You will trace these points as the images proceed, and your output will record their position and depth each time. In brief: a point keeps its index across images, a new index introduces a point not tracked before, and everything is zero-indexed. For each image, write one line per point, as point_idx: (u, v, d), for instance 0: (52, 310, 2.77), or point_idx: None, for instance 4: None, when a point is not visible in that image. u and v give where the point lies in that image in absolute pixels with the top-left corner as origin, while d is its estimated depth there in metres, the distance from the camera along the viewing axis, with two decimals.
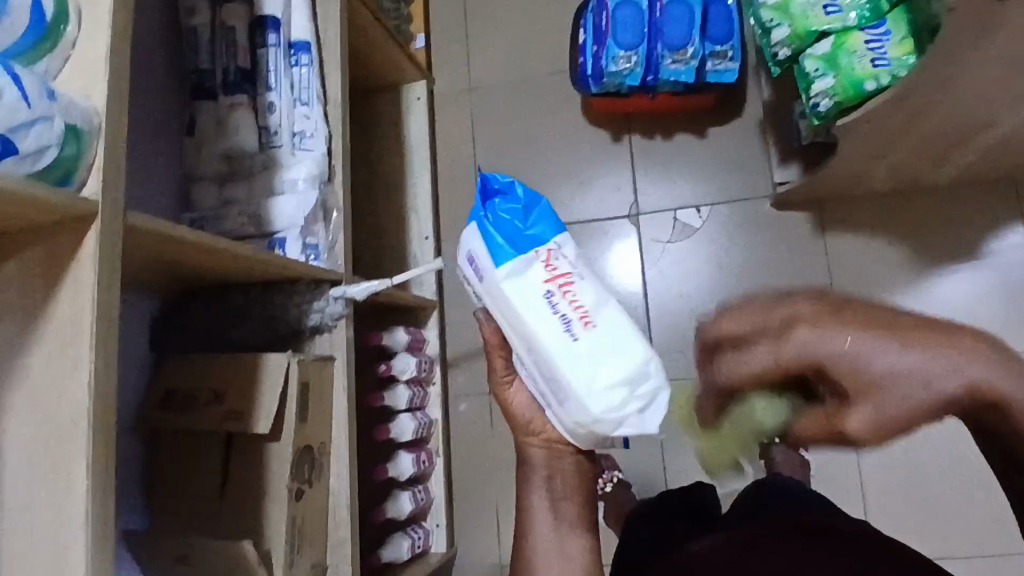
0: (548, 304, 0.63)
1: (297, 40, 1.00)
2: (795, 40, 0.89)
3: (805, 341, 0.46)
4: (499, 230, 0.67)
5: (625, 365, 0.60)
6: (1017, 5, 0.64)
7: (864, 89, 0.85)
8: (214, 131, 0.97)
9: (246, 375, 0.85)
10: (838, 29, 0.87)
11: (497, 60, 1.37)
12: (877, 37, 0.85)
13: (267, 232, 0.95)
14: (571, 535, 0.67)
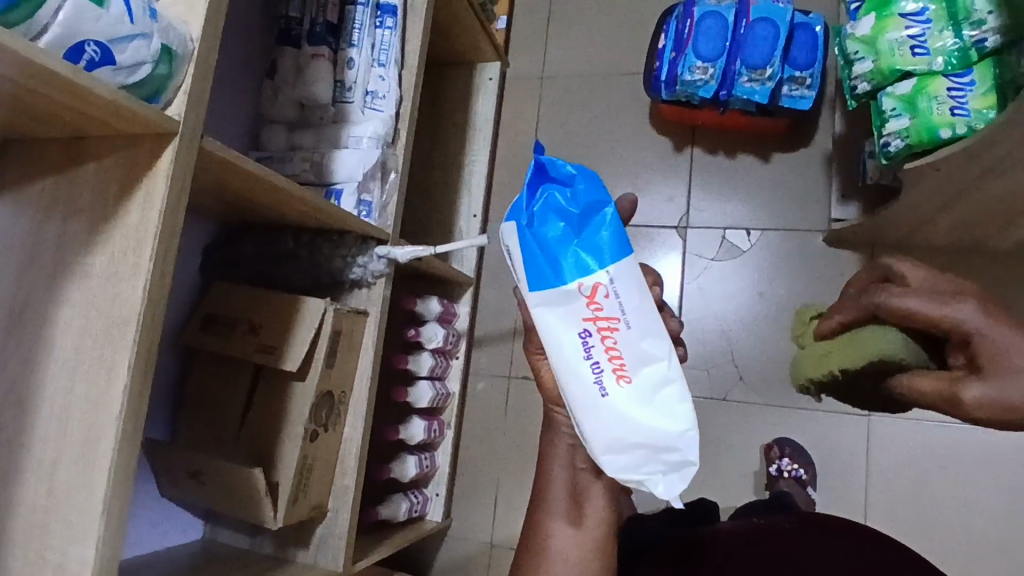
0: (582, 347, 0.60)
1: (385, 3, 1.02)
2: (877, 77, 0.88)
3: (974, 315, 0.52)
4: (539, 240, 0.61)
5: (657, 433, 0.59)
6: None
7: (938, 136, 0.83)
8: (292, 78, 1.00)
9: (284, 315, 0.88)
10: (922, 72, 0.85)
11: (574, 53, 1.38)
12: (960, 85, 0.83)
13: (326, 181, 0.98)
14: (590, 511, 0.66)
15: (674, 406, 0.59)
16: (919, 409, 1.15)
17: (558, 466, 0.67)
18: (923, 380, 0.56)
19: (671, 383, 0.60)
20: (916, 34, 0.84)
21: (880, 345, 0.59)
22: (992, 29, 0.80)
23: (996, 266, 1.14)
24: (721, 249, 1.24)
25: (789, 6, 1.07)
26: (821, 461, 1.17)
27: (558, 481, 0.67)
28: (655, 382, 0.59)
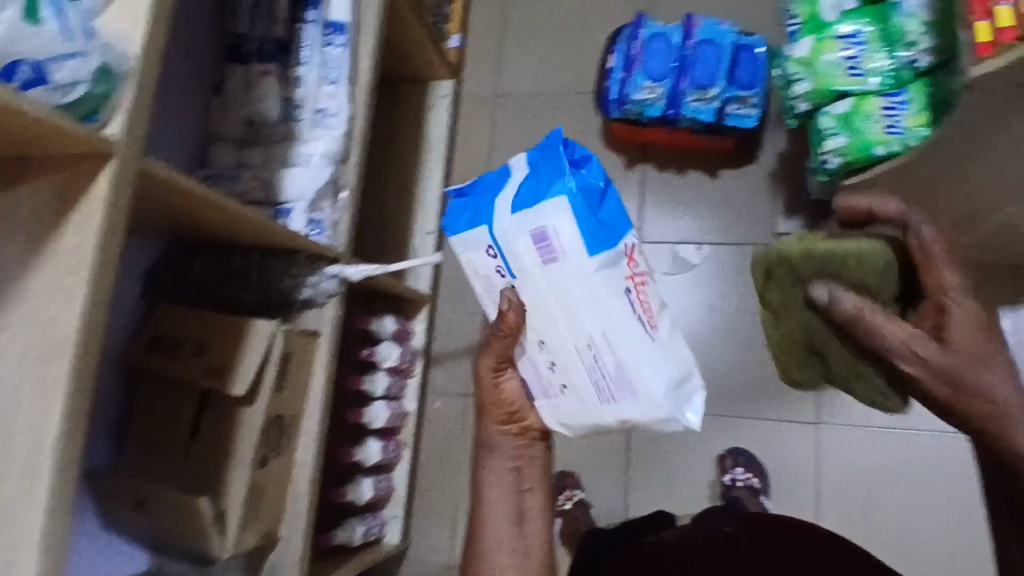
0: (626, 301, 0.62)
1: (336, 20, 1.00)
2: (816, 96, 0.89)
3: (946, 287, 0.61)
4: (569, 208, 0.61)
5: (685, 368, 0.62)
6: None
7: (874, 153, 0.87)
8: (242, 95, 0.99)
9: (231, 337, 0.85)
10: (857, 92, 0.88)
11: (527, 72, 1.40)
12: (894, 105, 0.86)
13: (275, 200, 0.96)
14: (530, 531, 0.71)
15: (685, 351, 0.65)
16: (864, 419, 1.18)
17: (499, 489, 0.72)
18: (884, 318, 0.60)
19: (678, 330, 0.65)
20: (853, 55, 0.86)
21: (867, 247, 0.64)
22: (925, 50, 0.84)
23: None
24: (673, 264, 1.26)
25: (733, 29, 1.11)
26: (773, 470, 1.20)
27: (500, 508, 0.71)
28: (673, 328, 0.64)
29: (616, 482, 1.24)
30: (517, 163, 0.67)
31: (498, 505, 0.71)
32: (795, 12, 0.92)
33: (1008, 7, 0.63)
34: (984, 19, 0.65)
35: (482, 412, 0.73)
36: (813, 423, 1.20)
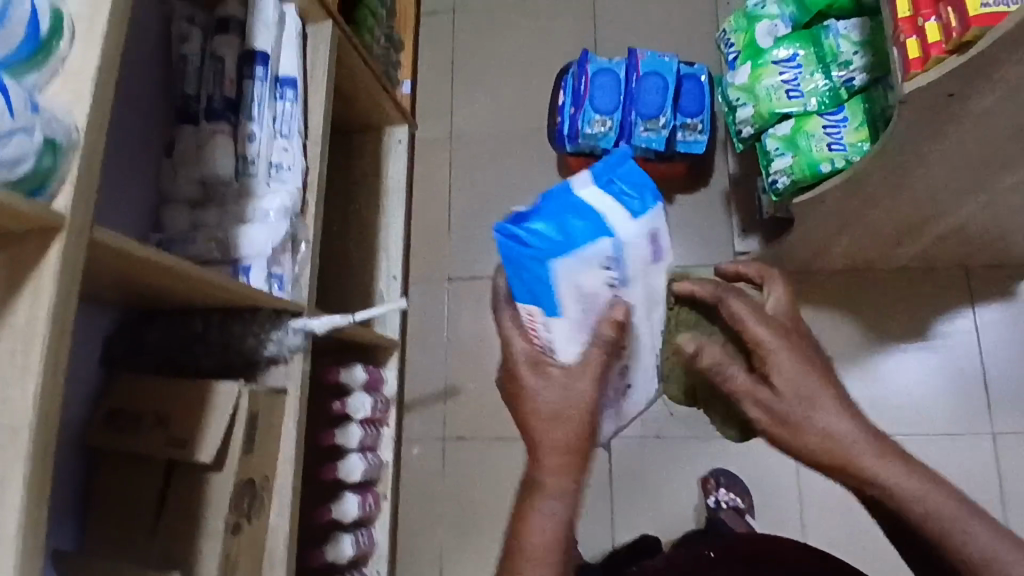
0: None
1: (284, 76, 1.01)
2: (759, 120, 0.92)
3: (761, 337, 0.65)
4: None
5: None
6: (968, 104, 0.67)
7: (820, 170, 0.87)
8: (192, 155, 0.97)
9: (195, 402, 0.83)
10: (798, 113, 0.89)
11: (480, 113, 1.42)
12: (834, 123, 0.87)
13: (233, 258, 0.94)
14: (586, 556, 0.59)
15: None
16: None
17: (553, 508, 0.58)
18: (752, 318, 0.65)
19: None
20: (790, 79, 0.88)
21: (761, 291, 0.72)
22: (859, 68, 0.85)
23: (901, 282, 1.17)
24: None
25: (675, 59, 1.14)
26: (755, 487, 1.20)
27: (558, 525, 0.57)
28: None
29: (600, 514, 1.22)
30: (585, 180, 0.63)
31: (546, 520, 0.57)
32: (733, 41, 0.96)
33: (935, 23, 0.64)
34: (913, 36, 0.66)
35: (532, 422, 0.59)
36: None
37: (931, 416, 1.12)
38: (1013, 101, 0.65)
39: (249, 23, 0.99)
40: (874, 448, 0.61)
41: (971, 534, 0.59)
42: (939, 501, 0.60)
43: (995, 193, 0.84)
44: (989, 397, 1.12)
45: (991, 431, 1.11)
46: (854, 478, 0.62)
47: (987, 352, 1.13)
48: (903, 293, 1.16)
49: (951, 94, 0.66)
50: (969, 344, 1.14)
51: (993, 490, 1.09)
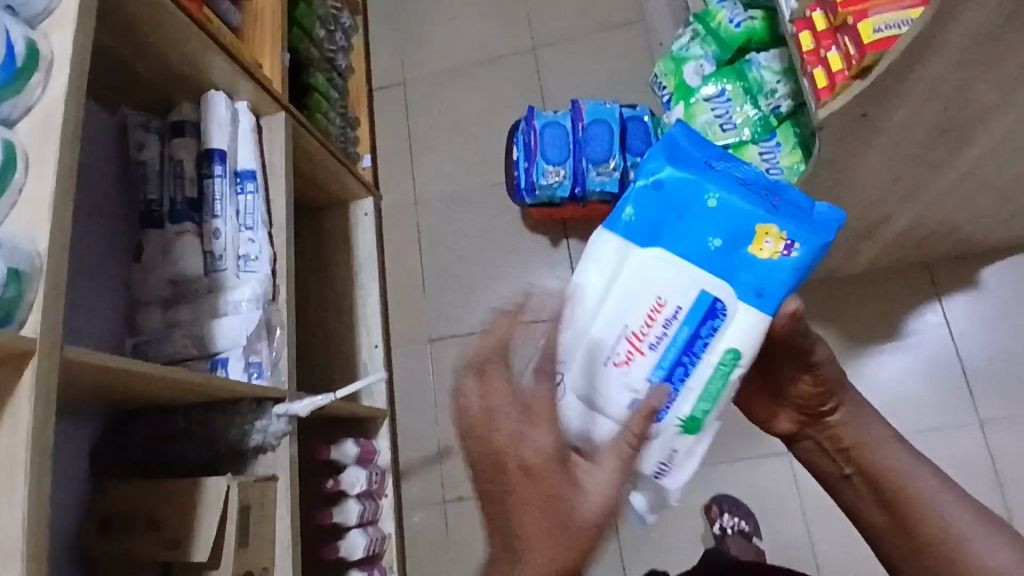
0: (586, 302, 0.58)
1: (243, 169, 1.05)
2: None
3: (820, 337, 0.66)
4: (637, 226, 0.57)
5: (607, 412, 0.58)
6: (883, 118, 0.70)
7: None
8: (160, 258, 0.99)
9: (185, 500, 0.83)
10: (734, 144, 0.92)
11: (440, 176, 1.46)
12: (769, 149, 0.90)
13: (210, 352, 0.96)
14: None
15: (682, 357, 0.57)
16: None
17: None
18: None
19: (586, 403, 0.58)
20: (722, 113, 0.93)
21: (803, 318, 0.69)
22: (784, 95, 0.90)
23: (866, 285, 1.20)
24: None
25: (616, 105, 1.19)
26: (758, 507, 1.20)
27: None
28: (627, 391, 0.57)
29: (609, 555, 1.21)
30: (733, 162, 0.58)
31: None
32: (666, 83, 1.01)
33: (835, 52, 0.72)
34: (819, 67, 0.74)
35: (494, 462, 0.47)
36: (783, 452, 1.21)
37: (917, 412, 1.14)
38: (924, 109, 0.69)
39: (202, 124, 1.03)
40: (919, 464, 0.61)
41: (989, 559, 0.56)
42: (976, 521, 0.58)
43: (932, 192, 0.88)
44: (969, 385, 1.13)
45: (977, 419, 1.12)
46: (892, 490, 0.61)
47: (960, 342, 1.15)
48: (871, 294, 1.19)
49: (864, 114, 0.69)
50: (942, 337, 1.16)
51: (990, 478, 1.09)
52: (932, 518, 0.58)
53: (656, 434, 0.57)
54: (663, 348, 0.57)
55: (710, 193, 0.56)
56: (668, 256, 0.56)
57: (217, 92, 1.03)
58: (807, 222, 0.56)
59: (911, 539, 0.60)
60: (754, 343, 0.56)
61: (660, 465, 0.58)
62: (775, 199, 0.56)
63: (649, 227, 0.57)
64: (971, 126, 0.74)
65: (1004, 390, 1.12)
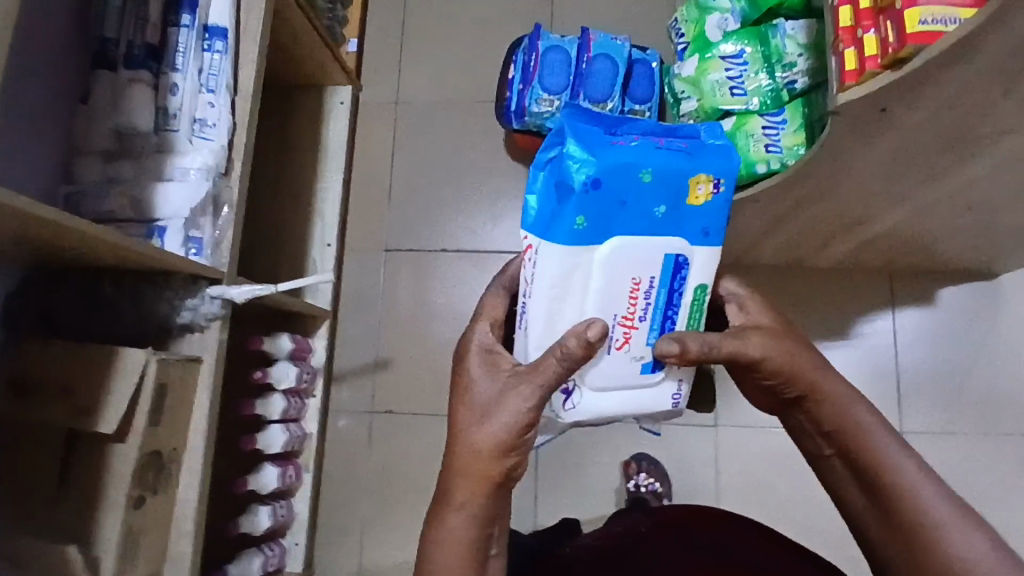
0: (561, 302, 0.62)
1: (213, 25, 0.94)
2: (701, 116, 0.90)
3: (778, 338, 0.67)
4: (589, 226, 0.60)
5: (635, 397, 0.67)
6: (897, 116, 0.67)
7: (756, 171, 0.83)
8: (108, 105, 0.90)
9: (98, 371, 0.78)
10: (741, 111, 0.87)
11: (426, 80, 1.37)
12: (773, 124, 0.84)
13: (148, 218, 0.88)
14: (480, 471, 0.61)
15: (666, 314, 0.65)
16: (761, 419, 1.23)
17: (466, 430, 0.62)
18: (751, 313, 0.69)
19: (599, 389, 0.66)
20: (735, 76, 0.86)
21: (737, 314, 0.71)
22: (802, 71, 0.84)
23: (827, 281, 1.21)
24: None
25: (627, 43, 1.13)
26: (675, 473, 1.23)
27: (469, 424, 0.62)
28: (631, 368, 0.65)
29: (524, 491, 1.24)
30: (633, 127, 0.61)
31: (460, 438, 0.62)
32: (684, 30, 0.98)
33: (872, 36, 0.66)
34: (851, 47, 0.68)
35: (455, 389, 0.66)
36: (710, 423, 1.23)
37: None
38: (945, 115, 0.66)
39: None
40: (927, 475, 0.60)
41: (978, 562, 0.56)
42: (970, 527, 0.58)
43: (921, 204, 0.86)
44: (900, 397, 1.17)
45: (900, 428, 1.16)
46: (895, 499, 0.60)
47: (902, 354, 1.18)
48: (829, 291, 1.20)
49: (883, 109, 0.66)
50: (886, 344, 1.18)
51: None
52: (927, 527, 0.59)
53: (666, 375, 0.67)
54: (649, 316, 0.65)
55: (643, 169, 0.59)
56: (631, 245, 0.61)
57: None
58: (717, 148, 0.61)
59: (911, 546, 0.60)
60: (714, 272, 0.65)
61: (675, 396, 0.68)
62: (687, 144, 0.61)
63: (604, 226, 0.60)
64: (983, 142, 0.72)
65: (931, 408, 1.16)
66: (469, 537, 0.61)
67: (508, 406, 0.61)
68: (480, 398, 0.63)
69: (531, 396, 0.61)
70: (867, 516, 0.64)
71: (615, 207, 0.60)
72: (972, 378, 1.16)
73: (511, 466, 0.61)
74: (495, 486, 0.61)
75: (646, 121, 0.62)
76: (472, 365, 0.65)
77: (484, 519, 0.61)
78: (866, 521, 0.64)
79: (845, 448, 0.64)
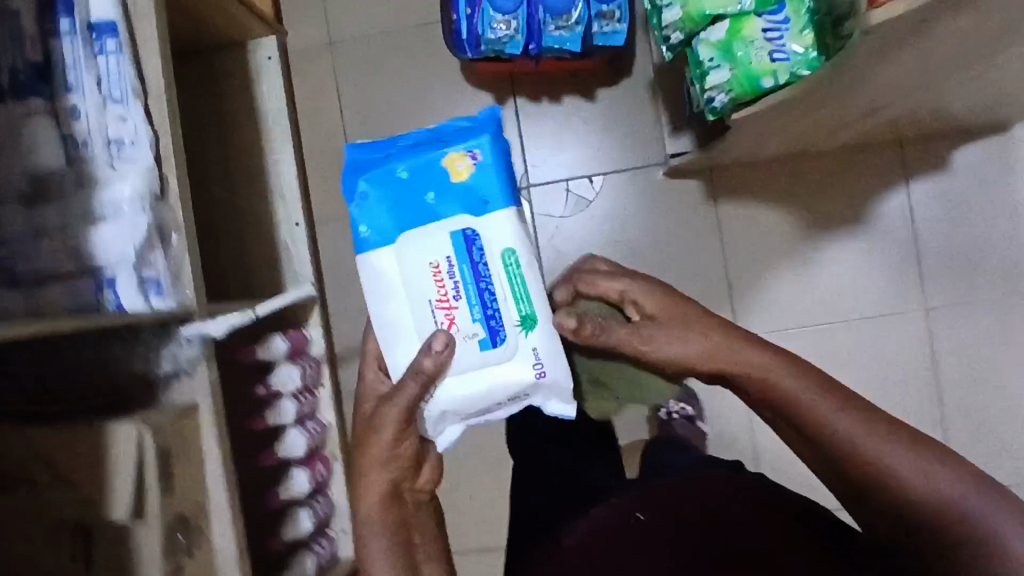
0: (392, 296, 0.83)
1: (100, 21, 0.79)
2: (687, 25, 0.75)
3: (663, 317, 0.78)
4: (377, 227, 0.83)
5: (494, 380, 0.82)
6: (944, 23, 0.55)
7: (761, 86, 0.72)
8: (4, 143, 0.76)
9: (89, 458, 0.71)
10: (733, 14, 0.73)
11: (359, 13, 1.20)
12: (775, 24, 0.71)
13: (90, 268, 0.78)
14: (372, 485, 0.83)
15: (481, 287, 0.81)
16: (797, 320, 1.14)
17: (360, 455, 0.83)
18: (635, 291, 0.81)
19: (454, 376, 0.81)
20: None
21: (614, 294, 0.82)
22: None
23: (834, 164, 1.13)
24: (568, 204, 1.18)
25: None
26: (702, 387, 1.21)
27: (361, 452, 0.83)
28: (467, 347, 0.81)
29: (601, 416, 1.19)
30: (402, 144, 0.87)
31: (355, 461, 0.85)
32: None
33: None
34: None
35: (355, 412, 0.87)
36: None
37: (866, 298, 1.13)
38: (994, 12, 0.55)
39: None
40: (885, 433, 0.66)
41: (971, 512, 0.62)
42: (956, 483, 0.63)
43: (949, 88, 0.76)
44: (921, 274, 1.12)
45: (925, 305, 1.12)
46: (858, 463, 0.65)
47: (919, 228, 1.12)
48: (836, 176, 1.13)
49: (922, 19, 0.53)
50: (902, 222, 1.12)
51: (925, 364, 1.13)
52: (908, 493, 0.64)
53: (514, 348, 0.80)
54: (461, 295, 0.81)
55: (402, 170, 0.84)
56: (420, 235, 0.82)
57: None
58: (468, 137, 0.85)
59: (895, 517, 0.65)
60: (507, 236, 0.81)
61: (536, 363, 0.81)
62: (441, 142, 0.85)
63: (387, 226, 0.83)
64: None
65: (955, 278, 1.12)
66: (386, 548, 0.81)
67: (371, 432, 0.82)
68: (362, 422, 0.85)
69: (380, 419, 0.80)
70: (840, 488, 0.69)
71: (394, 206, 0.84)
72: (995, 240, 1.11)
73: (394, 474, 0.83)
74: (390, 499, 0.84)
75: (413, 135, 0.87)
76: (363, 391, 0.89)
77: (390, 527, 0.82)
78: (837, 486, 0.69)
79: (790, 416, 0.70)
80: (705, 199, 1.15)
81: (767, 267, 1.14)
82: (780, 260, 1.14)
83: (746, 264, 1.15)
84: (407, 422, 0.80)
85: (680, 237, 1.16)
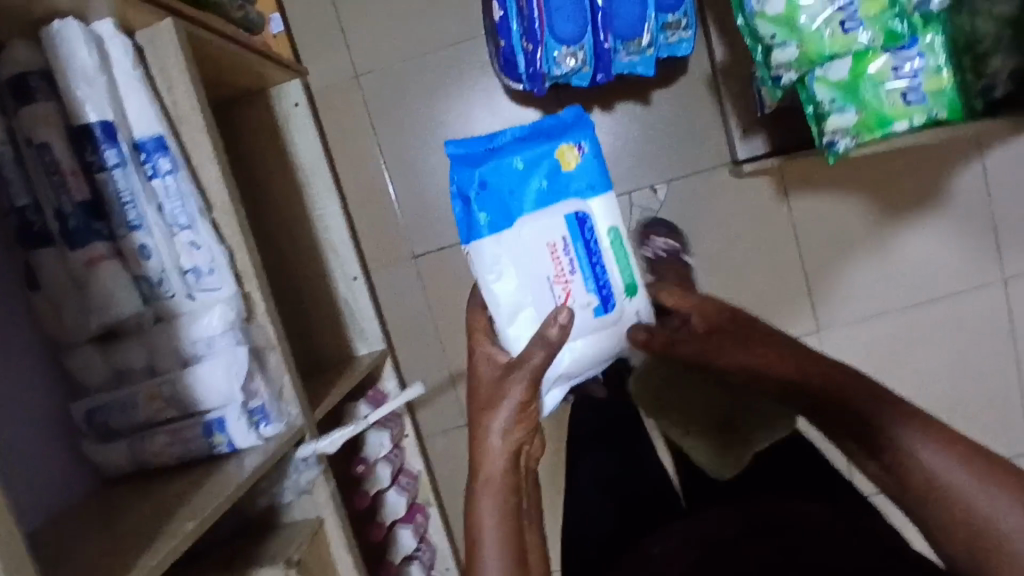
0: (507, 268, 0.80)
1: (145, 139, 0.69)
2: (804, 64, 0.68)
3: (735, 339, 0.80)
4: (493, 219, 0.79)
5: (603, 343, 0.81)
6: None
7: (893, 131, 0.67)
8: (71, 296, 0.68)
9: None
10: (857, 50, 0.67)
11: (382, 37, 1.11)
12: (907, 62, 0.66)
13: (194, 413, 0.71)
14: (496, 444, 0.78)
15: (591, 263, 0.80)
16: (882, 304, 1.11)
17: (490, 420, 0.78)
18: (721, 321, 0.83)
19: (570, 343, 0.80)
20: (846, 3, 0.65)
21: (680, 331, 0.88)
22: None
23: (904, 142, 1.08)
24: (633, 217, 1.13)
25: None
26: None
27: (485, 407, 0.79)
28: (584, 316, 0.79)
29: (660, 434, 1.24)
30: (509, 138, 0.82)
31: (489, 417, 0.78)
32: None
33: None
34: None
35: (474, 400, 0.81)
36: (813, 331, 1.13)
37: (946, 275, 1.10)
38: None
39: (60, 81, 0.66)
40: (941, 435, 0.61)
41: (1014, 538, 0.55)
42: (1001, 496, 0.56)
43: None
44: (1000, 246, 1.08)
45: (1003, 277, 1.09)
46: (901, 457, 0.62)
47: (997, 199, 1.08)
48: (906, 154, 1.08)
49: None
50: (980, 194, 1.08)
51: (1007, 336, 1.10)
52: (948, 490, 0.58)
53: (619, 311, 0.81)
54: (577, 268, 0.80)
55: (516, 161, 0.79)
56: (538, 216, 0.79)
57: (65, 22, 0.64)
58: (572, 134, 0.81)
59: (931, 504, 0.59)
60: (612, 214, 0.81)
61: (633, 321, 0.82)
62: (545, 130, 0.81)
63: (502, 215, 0.80)
64: None
65: None
66: (501, 505, 0.76)
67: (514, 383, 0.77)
68: (482, 394, 0.80)
69: (519, 381, 0.77)
70: (894, 487, 0.63)
71: (510, 197, 0.79)
72: None
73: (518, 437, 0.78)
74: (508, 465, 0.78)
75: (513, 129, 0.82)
76: (475, 366, 0.82)
77: (507, 489, 0.77)
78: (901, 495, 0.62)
79: (843, 420, 0.67)
80: (776, 194, 1.10)
81: (843, 255, 1.11)
82: (855, 247, 1.10)
83: (820, 255, 1.11)
84: (532, 394, 0.77)
85: (751, 239, 1.12)
